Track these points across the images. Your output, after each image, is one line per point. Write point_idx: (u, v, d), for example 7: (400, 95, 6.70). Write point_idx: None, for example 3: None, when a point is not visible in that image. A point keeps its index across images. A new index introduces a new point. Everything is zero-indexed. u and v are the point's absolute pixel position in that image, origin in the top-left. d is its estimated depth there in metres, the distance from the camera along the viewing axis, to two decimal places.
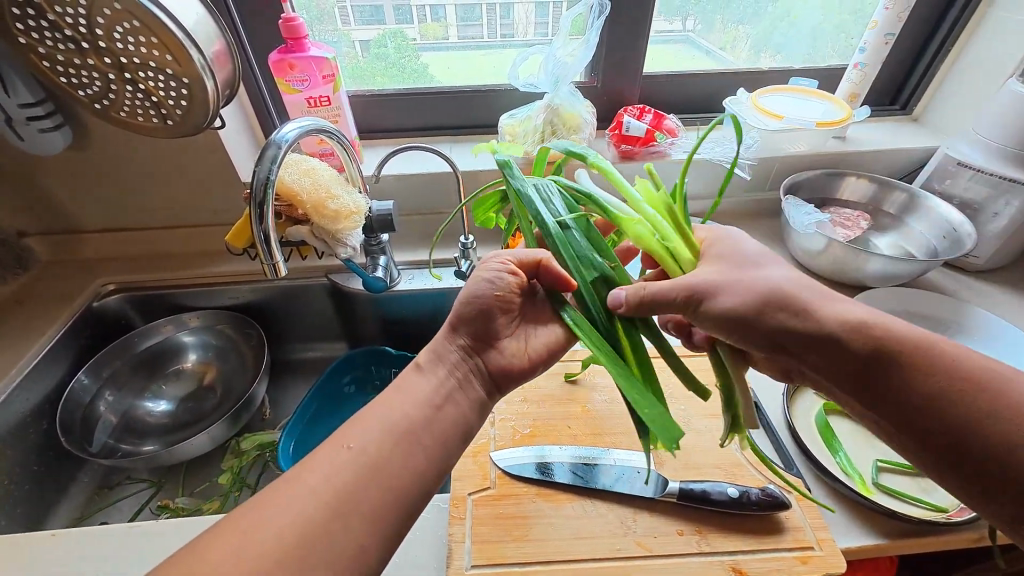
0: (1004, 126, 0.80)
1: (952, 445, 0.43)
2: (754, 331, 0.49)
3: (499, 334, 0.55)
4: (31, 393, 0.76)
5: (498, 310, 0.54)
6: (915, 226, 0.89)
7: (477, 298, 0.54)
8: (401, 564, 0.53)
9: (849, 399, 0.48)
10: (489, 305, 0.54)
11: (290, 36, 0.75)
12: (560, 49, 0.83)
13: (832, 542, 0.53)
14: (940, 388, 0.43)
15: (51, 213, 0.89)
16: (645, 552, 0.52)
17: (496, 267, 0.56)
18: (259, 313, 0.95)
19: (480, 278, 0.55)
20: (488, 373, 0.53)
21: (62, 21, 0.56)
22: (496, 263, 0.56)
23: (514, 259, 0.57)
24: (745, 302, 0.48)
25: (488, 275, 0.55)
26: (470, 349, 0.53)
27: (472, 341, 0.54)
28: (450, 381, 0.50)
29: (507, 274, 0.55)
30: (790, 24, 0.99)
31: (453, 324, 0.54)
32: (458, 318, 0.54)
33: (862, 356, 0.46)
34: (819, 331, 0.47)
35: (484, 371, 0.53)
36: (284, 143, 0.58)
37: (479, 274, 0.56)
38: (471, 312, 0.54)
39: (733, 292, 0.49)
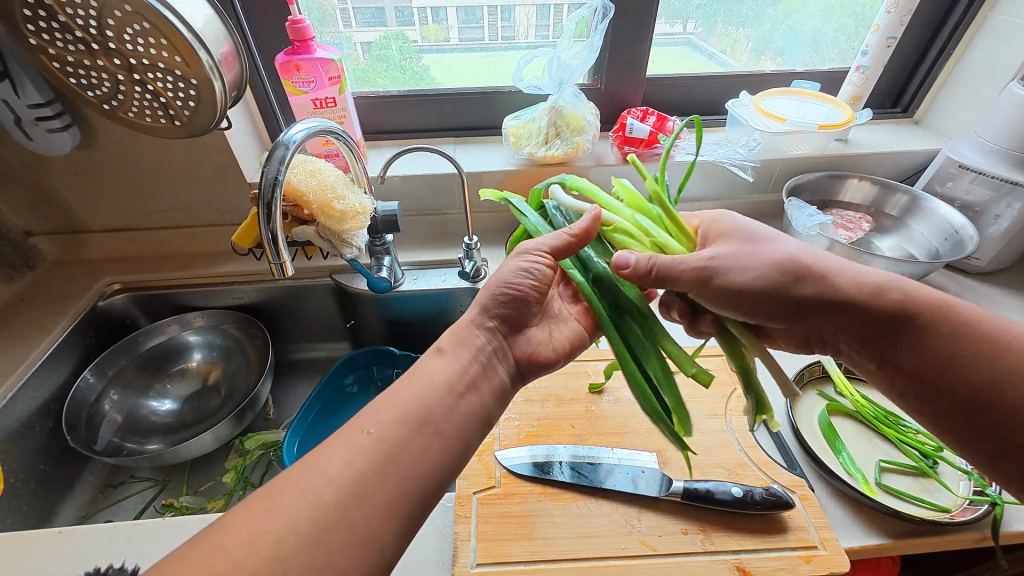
0: (1005, 129, 0.80)
1: (973, 402, 0.45)
2: (771, 301, 0.51)
3: (527, 323, 0.57)
4: (37, 391, 0.77)
5: (530, 300, 0.56)
6: (917, 228, 0.90)
7: (513, 286, 0.54)
8: (406, 563, 0.53)
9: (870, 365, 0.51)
10: (524, 293, 0.55)
11: (296, 38, 0.76)
12: (564, 52, 0.84)
13: (835, 542, 0.53)
14: (957, 348, 0.46)
15: (57, 213, 0.89)
16: (649, 551, 0.52)
17: (530, 257, 0.55)
18: (264, 312, 0.96)
19: (513, 266, 0.55)
20: (516, 360, 0.56)
21: (73, 22, 0.56)
22: (530, 252, 0.55)
23: (548, 248, 0.55)
24: (758, 276, 0.51)
25: (522, 263, 0.55)
26: (498, 333, 0.55)
27: (502, 325, 0.55)
28: (478, 368, 0.51)
29: (543, 263, 0.55)
30: (791, 28, 1.00)
31: (484, 308, 0.55)
32: (489, 304, 0.55)
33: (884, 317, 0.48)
34: (838, 298, 0.50)
35: (514, 358, 0.55)
36: (292, 143, 0.58)
37: (512, 262, 0.56)
38: (507, 298, 0.55)
39: (750, 268, 0.51)
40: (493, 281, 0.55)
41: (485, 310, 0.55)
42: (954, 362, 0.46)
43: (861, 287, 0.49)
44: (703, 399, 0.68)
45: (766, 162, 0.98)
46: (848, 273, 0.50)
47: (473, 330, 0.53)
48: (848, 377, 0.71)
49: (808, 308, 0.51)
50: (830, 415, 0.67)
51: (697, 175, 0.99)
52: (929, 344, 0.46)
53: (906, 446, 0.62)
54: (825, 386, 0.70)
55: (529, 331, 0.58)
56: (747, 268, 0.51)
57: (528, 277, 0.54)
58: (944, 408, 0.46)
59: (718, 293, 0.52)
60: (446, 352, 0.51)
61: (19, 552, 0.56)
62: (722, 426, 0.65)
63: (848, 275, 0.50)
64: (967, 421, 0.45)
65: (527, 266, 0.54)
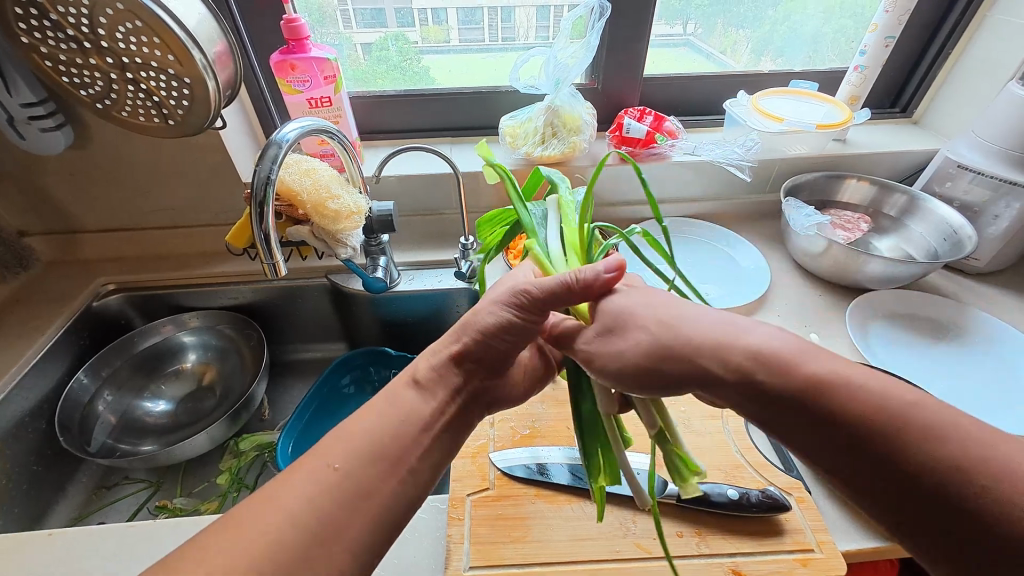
0: (1004, 129, 0.79)
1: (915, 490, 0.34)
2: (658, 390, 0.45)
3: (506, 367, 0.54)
4: (31, 392, 0.76)
5: (512, 347, 0.52)
6: (915, 228, 0.89)
7: (492, 334, 0.50)
8: (398, 566, 0.52)
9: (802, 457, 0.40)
10: (508, 340, 0.50)
11: (292, 37, 0.76)
12: (561, 52, 0.84)
13: (832, 544, 0.53)
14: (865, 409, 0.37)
15: (52, 213, 0.89)
16: (644, 554, 0.52)
17: (509, 306, 0.49)
18: (260, 313, 0.95)
19: (498, 315, 0.49)
20: (489, 400, 0.53)
21: (65, 21, 0.56)
22: (511, 300, 0.49)
23: (532, 299, 0.49)
24: (633, 353, 0.45)
25: (509, 314, 0.49)
26: (471, 380, 0.51)
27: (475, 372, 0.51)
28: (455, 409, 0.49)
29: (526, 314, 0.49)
30: (791, 28, 0.99)
31: (462, 351, 0.50)
32: (469, 348, 0.50)
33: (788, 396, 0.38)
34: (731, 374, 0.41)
35: (486, 402, 0.53)
36: (285, 143, 0.58)
37: (489, 308, 0.50)
38: (484, 347, 0.50)
39: (624, 347, 0.46)
40: (474, 323, 0.50)
41: (462, 354, 0.50)
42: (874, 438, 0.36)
43: (755, 363, 0.40)
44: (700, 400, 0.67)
45: (764, 163, 0.98)
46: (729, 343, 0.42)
47: (447, 377, 0.49)
48: None
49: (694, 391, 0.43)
50: None
51: (695, 175, 0.98)
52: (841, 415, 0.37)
53: None
54: None
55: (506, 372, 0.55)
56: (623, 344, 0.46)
57: (515, 328, 0.50)
58: (879, 492, 0.36)
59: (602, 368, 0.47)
60: (422, 386, 0.48)
61: (10, 554, 0.56)
62: (718, 427, 0.64)
63: (716, 344, 0.42)
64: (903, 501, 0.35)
65: (517, 319, 0.49)
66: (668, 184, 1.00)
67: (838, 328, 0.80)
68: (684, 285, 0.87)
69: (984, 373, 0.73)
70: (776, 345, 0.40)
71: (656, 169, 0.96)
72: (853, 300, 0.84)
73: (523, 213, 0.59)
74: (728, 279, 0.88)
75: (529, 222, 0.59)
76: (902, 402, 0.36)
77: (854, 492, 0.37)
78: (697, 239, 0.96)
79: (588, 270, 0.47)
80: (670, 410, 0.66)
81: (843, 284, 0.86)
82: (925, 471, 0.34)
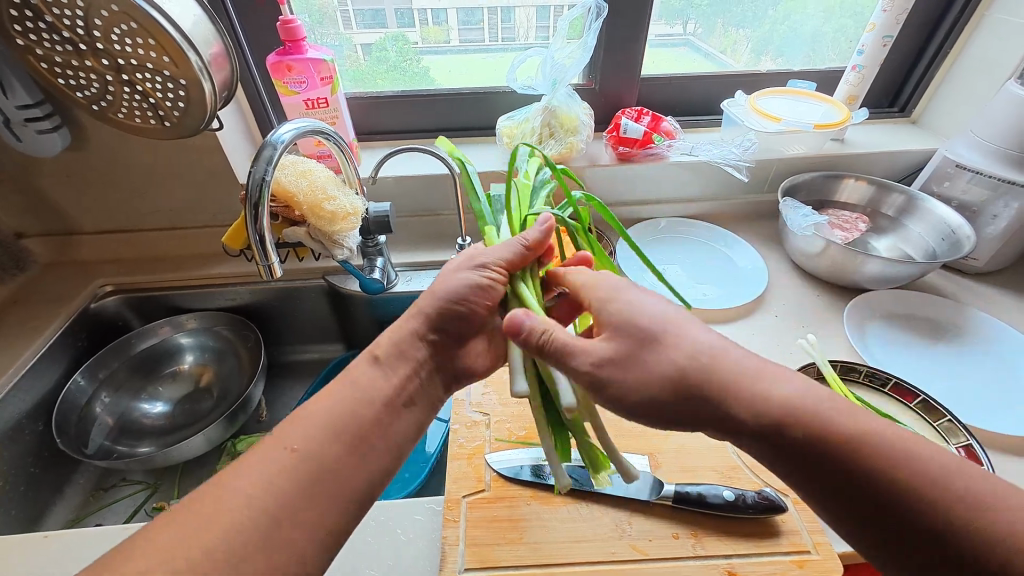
0: (1001, 129, 0.79)
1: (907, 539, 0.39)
2: (667, 422, 0.46)
3: (472, 335, 0.58)
4: (28, 394, 0.76)
5: (475, 314, 0.55)
6: (913, 228, 0.89)
7: (459, 302, 0.53)
8: (394, 568, 0.52)
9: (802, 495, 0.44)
10: (473, 306, 0.54)
11: (288, 38, 0.76)
12: (558, 52, 0.84)
13: (828, 545, 0.53)
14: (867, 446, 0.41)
15: (49, 215, 0.89)
16: (640, 556, 0.52)
17: (474, 272, 0.54)
18: (257, 314, 0.96)
19: (465, 279, 0.54)
20: (456, 371, 0.56)
21: (60, 23, 0.56)
22: (476, 265, 0.55)
23: (495, 262, 0.55)
24: (660, 389, 0.44)
25: (477, 276, 0.54)
26: (435, 347, 0.54)
27: (441, 339, 0.55)
28: (418, 380, 0.52)
29: (491, 277, 0.55)
30: (790, 28, 0.99)
31: (427, 321, 0.53)
32: (433, 317, 0.53)
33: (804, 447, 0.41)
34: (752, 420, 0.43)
35: (451, 369, 0.56)
36: (280, 144, 0.58)
37: (455, 275, 0.54)
38: (452, 312, 0.54)
39: (641, 378, 0.45)
40: (440, 291, 0.53)
41: (427, 324, 0.53)
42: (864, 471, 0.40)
43: (762, 403, 0.43)
44: None
45: (762, 162, 0.97)
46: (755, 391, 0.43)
47: (414, 342, 0.52)
48: (843, 378, 0.70)
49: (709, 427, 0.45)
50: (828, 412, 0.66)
51: (693, 175, 0.98)
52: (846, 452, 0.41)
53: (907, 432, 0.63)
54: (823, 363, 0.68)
55: (472, 343, 0.58)
56: (637, 379, 0.45)
57: (482, 292, 0.54)
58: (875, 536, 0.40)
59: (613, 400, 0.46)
60: (383, 362, 0.50)
61: (5, 555, 0.56)
62: None
63: (736, 390, 0.43)
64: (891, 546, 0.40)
65: (484, 280, 0.54)
66: (666, 185, 1.00)
67: (836, 329, 0.80)
68: (683, 285, 0.87)
69: (983, 374, 0.73)
70: (795, 397, 0.43)
71: (653, 169, 0.96)
72: (851, 301, 0.84)
73: (474, 201, 0.65)
74: (724, 279, 0.88)
75: (477, 209, 0.65)
76: (908, 462, 0.40)
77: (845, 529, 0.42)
78: (694, 240, 0.96)
79: (532, 231, 0.56)
80: None
81: (841, 284, 0.86)
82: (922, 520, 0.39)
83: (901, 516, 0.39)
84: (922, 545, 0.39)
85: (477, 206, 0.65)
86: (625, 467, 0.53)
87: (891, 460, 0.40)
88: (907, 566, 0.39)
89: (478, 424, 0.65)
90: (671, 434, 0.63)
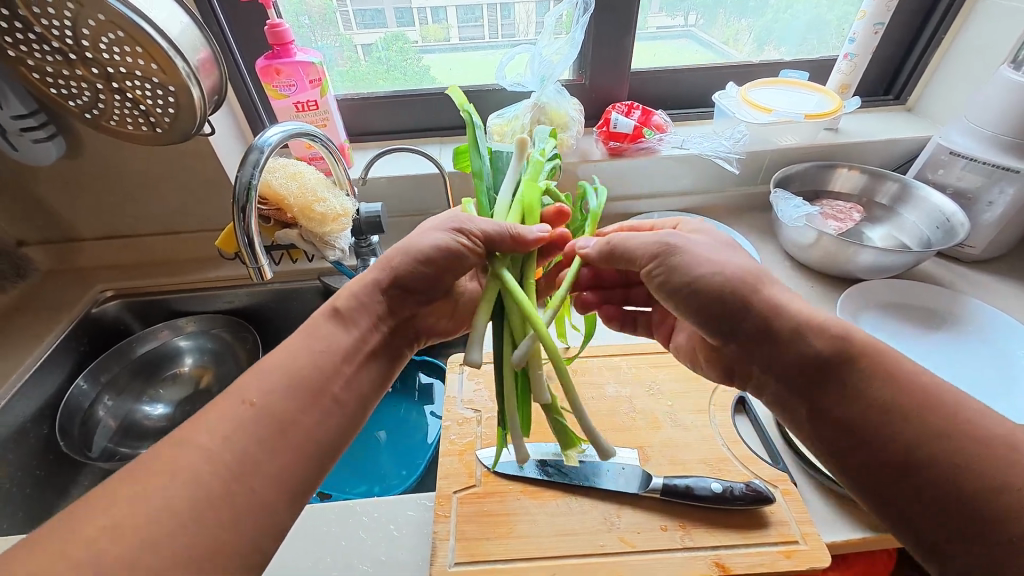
0: (995, 116, 0.78)
1: (890, 457, 0.42)
2: (713, 315, 0.50)
3: (434, 296, 0.61)
4: (30, 399, 0.78)
5: (439, 276, 0.57)
6: (908, 216, 0.88)
7: (424, 264, 0.55)
8: (384, 563, 0.54)
9: (801, 412, 0.48)
10: (438, 267, 0.55)
11: (277, 42, 0.76)
12: (546, 48, 0.82)
13: (816, 536, 0.53)
14: (887, 397, 0.43)
15: (48, 222, 0.91)
16: (627, 548, 0.52)
17: (444, 234, 0.54)
18: (256, 316, 0.97)
19: (437, 240, 0.54)
20: (414, 326, 0.61)
21: (50, 33, 0.57)
22: (451, 225, 0.55)
23: (470, 230, 0.54)
24: (718, 276, 0.49)
25: (448, 238, 0.54)
26: (398, 302, 0.57)
27: (405, 294, 0.57)
28: (378, 335, 0.55)
29: (458, 242, 0.54)
30: (791, 17, 0.98)
31: (394, 276, 0.55)
32: (400, 273, 0.55)
33: (818, 358, 0.46)
34: (783, 325, 0.48)
35: (411, 325, 0.60)
36: (267, 147, 0.59)
37: (425, 234, 0.55)
38: (417, 271, 0.56)
39: (711, 264, 0.50)
40: (411, 249, 0.55)
41: (393, 279, 0.55)
42: (871, 405, 0.44)
43: (790, 318, 0.48)
44: (686, 394, 0.67)
45: (755, 153, 0.97)
46: (795, 300, 0.49)
47: (376, 294, 0.55)
48: None
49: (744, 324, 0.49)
50: None
51: (686, 168, 0.98)
52: (862, 389, 0.44)
53: None
54: None
55: (433, 301, 0.62)
56: (701, 280, 0.49)
57: (447, 257, 0.54)
58: (854, 451, 0.44)
59: (676, 291, 0.51)
60: (342, 316, 0.53)
61: None
62: (705, 421, 0.64)
63: (777, 302, 0.48)
64: (865, 459, 0.44)
65: (455, 246, 0.54)
66: (659, 179, 1.00)
67: None
68: None
69: (979, 361, 0.72)
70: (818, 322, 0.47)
71: (646, 164, 0.96)
72: (844, 292, 0.84)
73: (474, 157, 0.58)
74: None
75: (478, 169, 0.59)
76: (907, 405, 0.42)
77: (826, 442, 0.46)
78: None
79: (529, 231, 0.54)
80: (655, 405, 0.66)
81: (834, 273, 0.86)
82: (910, 445, 0.42)
83: (905, 442, 0.42)
84: (899, 463, 0.42)
85: (478, 165, 0.59)
86: (603, 443, 0.49)
87: (901, 398, 0.43)
88: (875, 477, 0.43)
89: (469, 421, 0.65)
90: (661, 428, 0.64)
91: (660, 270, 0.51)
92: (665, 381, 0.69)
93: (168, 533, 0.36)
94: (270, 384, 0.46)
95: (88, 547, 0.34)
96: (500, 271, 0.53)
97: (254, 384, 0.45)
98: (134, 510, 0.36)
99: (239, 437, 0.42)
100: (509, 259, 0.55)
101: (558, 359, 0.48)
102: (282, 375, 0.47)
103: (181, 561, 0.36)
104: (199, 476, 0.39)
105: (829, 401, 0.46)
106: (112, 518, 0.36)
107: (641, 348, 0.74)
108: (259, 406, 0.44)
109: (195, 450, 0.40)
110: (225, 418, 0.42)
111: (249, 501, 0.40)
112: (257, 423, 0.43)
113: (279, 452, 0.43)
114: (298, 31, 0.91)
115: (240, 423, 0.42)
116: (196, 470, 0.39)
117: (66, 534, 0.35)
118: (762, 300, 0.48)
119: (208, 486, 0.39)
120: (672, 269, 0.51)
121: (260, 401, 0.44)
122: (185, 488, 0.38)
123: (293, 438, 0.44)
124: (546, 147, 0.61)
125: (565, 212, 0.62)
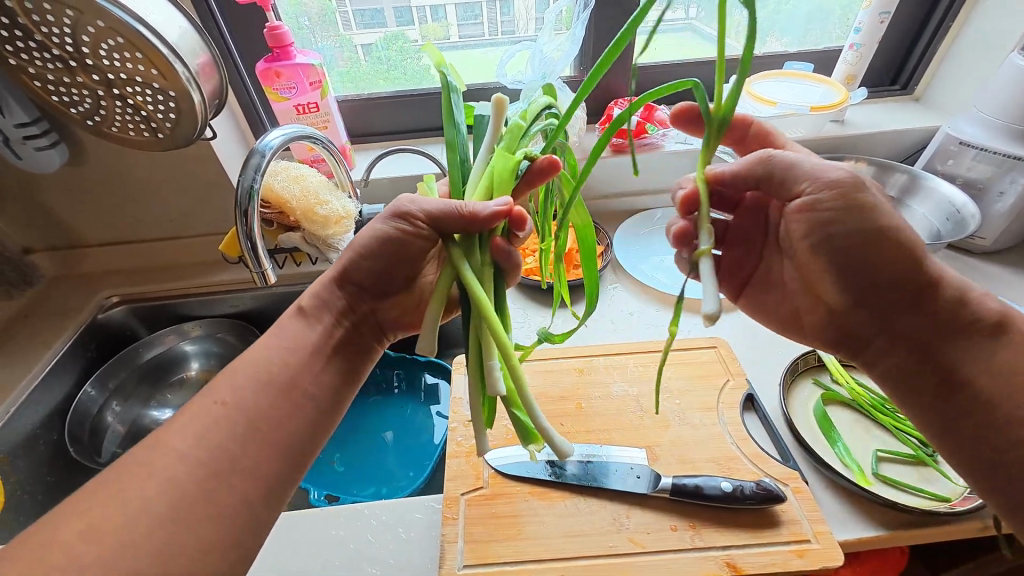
0: (1007, 101, 0.77)
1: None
2: (880, 274, 0.46)
3: (393, 289, 0.58)
4: (39, 406, 0.79)
5: (390, 268, 0.55)
6: (917, 208, 0.86)
7: (371, 256, 0.54)
8: (392, 566, 0.54)
9: (925, 383, 0.47)
10: (383, 257, 0.54)
11: (276, 44, 0.76)
12: (546, 45, 0.81)
13: (829, 535, 0.53)
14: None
15: (54, 229, 0.91)
16: (638, 549, 0.52)
17: (384, 218, 0.53)
18: (260, 319, 0.97)
19: (377, 231, 0.52)
20: (377, 321, 0.57)
21: (50, 41, 0.57)
22: (394, 208, 0.52)
23: (421, 213, 0.50)
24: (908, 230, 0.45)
25: (387, 227, 0.52)
26: (357, 298, 0.55)
27: (363, 291, 0.56)
28: (341, 332, 0.54)
29: (408, 225, 0.51)
30: (795, 7, 0.97)
31: (343, 271, 0.55)
32: (350, 268, 0.55)
33: (962, 330, 0.46)
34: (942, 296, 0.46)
35: (375, 320, 0.57)
36: (268, 150, 0.58)
37: (371, 224, 0.54)
38: (368, 266, 0.54)
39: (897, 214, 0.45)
40: (355, 243, 0.54)
41: (344, 274, 0.55)
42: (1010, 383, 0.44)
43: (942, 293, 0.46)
44: (694, 392, 0.67)
45: None
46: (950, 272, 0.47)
47: (333, 291, 0.54)
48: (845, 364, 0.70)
49: (909, 287, 0.46)
50: (826, 405, 0.66)
51: (690, 162, 0.98)
52: (1005, 364, 0.44)
53: (903, 434, 0.61)
54: (822, 375, 0.69)
55: (396, 294, 0.59)
56: (885, 228, 0.44)
57: (391, 246, 0.53)
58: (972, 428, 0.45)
59: (849, 235, 0.45)
60: (307, 313, 0.52)
61: None
62: (713, 420, 0.63)
63: (936, 280, 0.46)
64: (985, 438, 0.44)
65: (395, 232, 0.52)
66: (662, 174, 0.99)
67: None
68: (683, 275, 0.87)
69: None
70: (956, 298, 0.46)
71: (650, 159, 0.96)
72: None
73: (448, 125, 0.50)
74: None
75: (451, 140, 0.51)
76: None
77: (943, 419, 0.46)
78: None
79: (482, 206, 0.47)
80: (664, 403, 0.66)
81: None
82: None
83: None
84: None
85: (452, 134, 0.51)
86: (561, 442, 0.43)
87: None
88: (987, 455, 0.44)
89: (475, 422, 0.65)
90: (669, 427, 0.63)
91: (842, 210, 0.45)
92: (672, 379, 0.69)
93: (153, 531, 0.37)
94: (257, 380, 0.46)
95: (76, 546, 0.35)
96: (458, 262, 0.47)
97: (225, 384, 0.45)
98: (119, 510, 0.37)
99: (219, 432, 0.42)
100: (470, 243, 0.48)
101: (512, 358, 0.43)
102: (271, 374, 0.47)
103: (165, 559, 0.36)
104: (186, 475, 0.39)
105: (961, 375, 0.45)
106: (95, 517, 0.36)
107: (648, 346, 0.73)
108: (231, 406, 0.44)
109: (181, 450, 0.40)
110: (201, 417, 0.43)
111: (238, 502, 0.41)
112: (244, 424, 0.43)
113: (268, 452, 0.44)
114: (298, 32, 0.91)
115: (231, 426, 0.43)
116: (182, 471, 0.39)
117: (65, 539, 0.35)
118: (929, 271, 0.45)
119: (196, 488, 0.39)
120: (851, 210, 0.44)
121: (232, 400, 0.44)
122: (167, 488, 0.38)
123: (283, 438, 0.45)
124: (533, 107, 0.51)
125: (557, 163, 0.49)
